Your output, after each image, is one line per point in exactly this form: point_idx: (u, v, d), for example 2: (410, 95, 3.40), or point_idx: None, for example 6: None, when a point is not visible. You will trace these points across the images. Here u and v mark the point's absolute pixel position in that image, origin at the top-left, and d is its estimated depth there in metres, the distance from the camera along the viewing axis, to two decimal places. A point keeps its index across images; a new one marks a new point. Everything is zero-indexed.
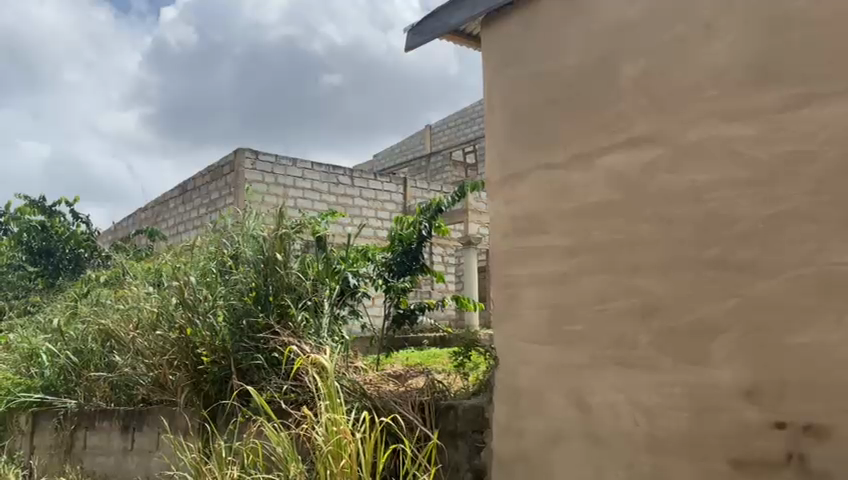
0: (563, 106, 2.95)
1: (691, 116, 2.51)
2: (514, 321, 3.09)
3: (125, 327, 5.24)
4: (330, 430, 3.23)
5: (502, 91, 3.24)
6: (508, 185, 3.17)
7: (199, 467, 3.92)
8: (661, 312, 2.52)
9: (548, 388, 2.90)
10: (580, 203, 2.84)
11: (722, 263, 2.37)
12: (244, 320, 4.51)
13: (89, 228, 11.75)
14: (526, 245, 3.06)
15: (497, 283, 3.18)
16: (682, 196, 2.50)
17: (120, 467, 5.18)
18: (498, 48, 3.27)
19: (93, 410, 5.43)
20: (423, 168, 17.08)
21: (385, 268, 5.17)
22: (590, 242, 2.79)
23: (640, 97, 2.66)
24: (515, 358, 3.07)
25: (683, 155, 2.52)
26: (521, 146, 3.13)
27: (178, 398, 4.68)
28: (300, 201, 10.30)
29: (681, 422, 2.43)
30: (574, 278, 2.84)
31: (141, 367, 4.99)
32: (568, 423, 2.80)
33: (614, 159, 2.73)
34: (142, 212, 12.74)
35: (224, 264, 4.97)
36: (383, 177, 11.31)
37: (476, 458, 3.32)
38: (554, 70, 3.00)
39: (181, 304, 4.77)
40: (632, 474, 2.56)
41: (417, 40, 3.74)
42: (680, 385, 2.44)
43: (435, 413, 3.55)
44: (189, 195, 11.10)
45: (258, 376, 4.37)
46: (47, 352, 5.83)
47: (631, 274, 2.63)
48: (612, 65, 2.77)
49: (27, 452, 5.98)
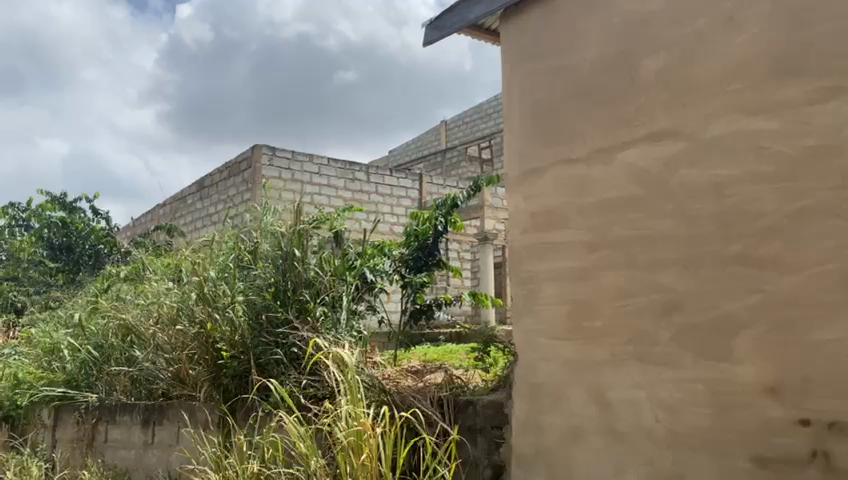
0: (583, 102, 2.93)
1: (712, 110, 2.48)
2: (534, 317, 3.09)
3: (145, 322, 5.29)
4: (351, 424, 3.24)
5: (521, 87, 3.23)
6: (526, 182, 3.18)
7: (220, 461, 3.98)
8: (682, 307, 2.50)
9: (568, 385, 2.89)
10: (600, 198, 2.83)
11: (745, 258, 2.35)
12: (265, 315, 4.54)
13: (108, 224, 11.87)
14: (545, 241, 3.06)
15: (517, 279, 3.19)
16: (704, 191, 2.48)
17: (141, 460, 5.23)
18: (515, 44, 3.27)
19: (114, 404, 5.49)
20: (439, 164, 17.11)
21: (401, 263, 5.17)
22: (610, 238, 2.78)
23: (662, 91, 2.64)
24: (535, 353, 3.07)
25: (705, 149, 2.49)
26: (540, 142, 3.12)
27: (198, 393, 4.72)
28: (317, 197, 10.33)
29: (703, 418, 2.41)
30: (595, 274, 2.82)
31: (162, 362, 5.04)
32: (588, 419, 2.80)
33: (635, 154, 2.71)
34: (160, 208, 12.86)
35: (241, 259, 4.98)
36: (398, 173, 11.32)
37: (496, 453, 3.32)
38: (572, 65, 2.99)
39: (201, 298, 4.81)
40: (652, 471, 2.55)
41: (435, 34, 3.76)
42: (702, 381, 2.43)
43: (454, 408, 3.54)
44: (207, 192, 11.18)
45: (276, 370, 4.38)
46: (69, 347, 5.91)
47: (652, 270, 2.61)
48: (631, 59, 2.75)
49: (50, 445, 6.05)
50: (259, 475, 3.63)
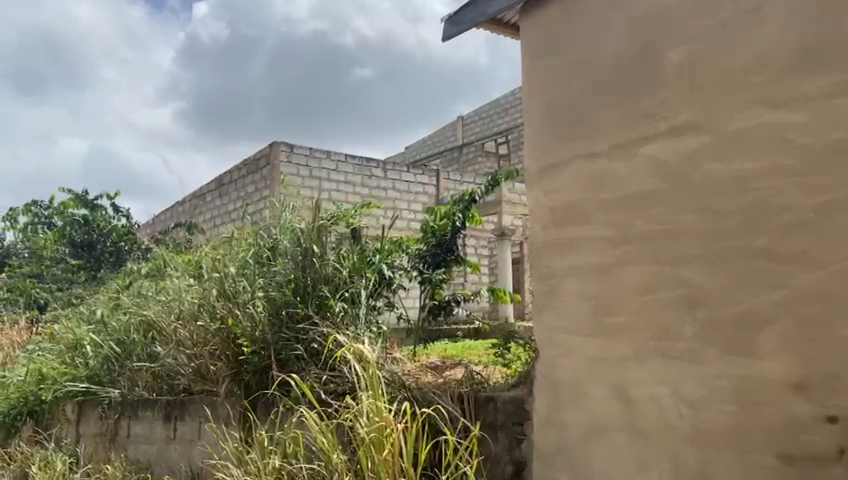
0: (604, 94, 2.90)
1: (735, 103, 2.44)
2: (555, 313, 3.08)
3: (167, 318, 5.33)
4: (373, 419, 3.26)
5: (541, 80, 3.21)
6: (547, 176, 3.16)
7: (241, 456, 4.03)
8: (705, 303, 2.48)
9: (589, 381, 2.88)
10: (622, 192, 2.81)
11: (769, 253, 2.32)
12: (284, 310, 4.58)
13: (129, 222, 12.00)
14: (565, 237, 3.04)
15: (538, 275, 3.18)
16: (727, 186, 2.45)
17: (162, 455, 5.28)
18: (535, 39, 3.26)
19: (136, 399, 5.54)
20: (456, 159, 17.24)
21: (419, 259, 5.19)
22: (632, 233, 2.76)
23: (684, 85, 2.61)
24: (555, 350, 3.06)
25: (728, 143, 2.46)
26: (561, 136, 3.10)
27: (220, 389, 4.76)
28: (335, 194, 10.35)
29: (726, 415, 2.38)
30: (618, 270, 2.80)
31: (183, 358, 5.07)
32: (610, 416, 2.78)
33: (657, 148, 2.69)
34: (180, 206, 12.96)
35: (261, 256, 5.03)
36: (415, 168, 11.31)
37: (517, 449, 3.31)
38: (593, 58, 2.97)
39: (222, 294, 4.84)
40: (675, 467, 2.53)
41: (454, 29, 3.76)
42: (725, 378, 2.40)
43: (475, 404, 3.53)
44: (226, 189, 11.25)
45: (297, 366, 4.41)
46: (92, 343, 5.99)
47: (675, 265, 2.59)
48: (653, 53, 2.72)
49: (73, 440, 6.14)
50: (280, 471, 3.66)
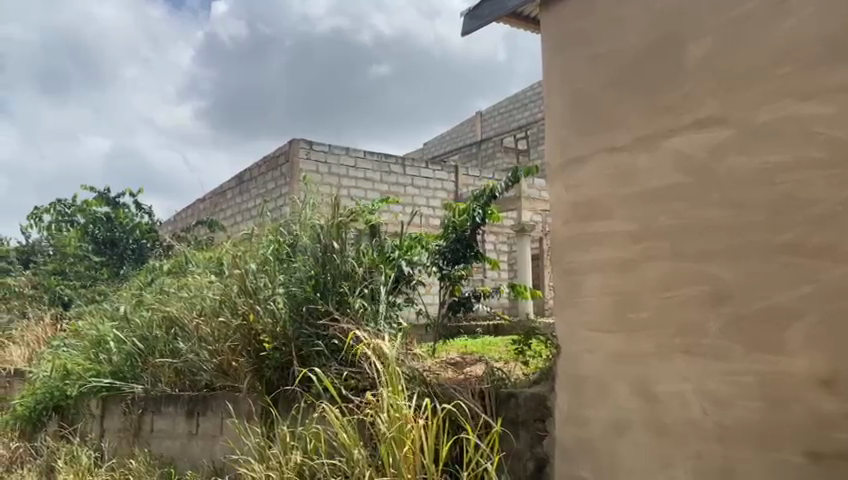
0: (626, 88, 2.87)
1: (761, 96, 2.40)
2: (577, 309, 3.05)
3: (189, 314, 5.39)
4: (393, 416, 3.26)
5: (562, 75, 3.19)
6: (567, 171, 3.13)
7: (264, 451, 4.07)
8: (730, 299, 2.44)
9: (612, 377, 2.85)
10: (645, 186, 2.77)
11: (797, 248, 2.28)
12: (305, 307, 4.57)
13: (151, 219, 12.13)
14: (588, 232, 3.02)
15: (560, 270, 3.16)
16: (753, 179, 2.40)
17: (186, 450, 5.33)
18: (556, 33, 3.22)
19: (159, 395, 5.60)
20: (474, 155, 17.25)
21: (439, 255, 5.20)
22: (655, 228, 2.72)
23: (707, 77, 2.56)
24: (577, 346, 3.04)
25: (753, 136, 2.42)
26: (582, 130, 3.07)
27: (241, 384, 4.79)
28: (354, 191, 10.38)
29: (752, 412, 2.35)
30: (641, 265, 2.77)
31: (205, 354, 5.12)
32: (633, 412, 2.75)
33: (681, 141, 2.65)
34: (200, 203, 13.10)
35: (281, 252, 5.06)
36: (434, 165, 11.30)
37: (539, 446, 3.30)
38: (614, 51, 2.93)
39: (243, 291, 4.88)
40: (699, 465, 2.49)
41: (473, 24, 3.75)
42: (751, 375, 2.36)
43: (496, 400, 3.52)
44: (246, 186, 11.33)
45: (317, 362, 4.41)
46: (115, 339, 6.09)
47: (699, 260, 2.55)
48: (675, 44, 2.68)
49: (98, 434, 6.22)
50: (302, 466, 3.70)
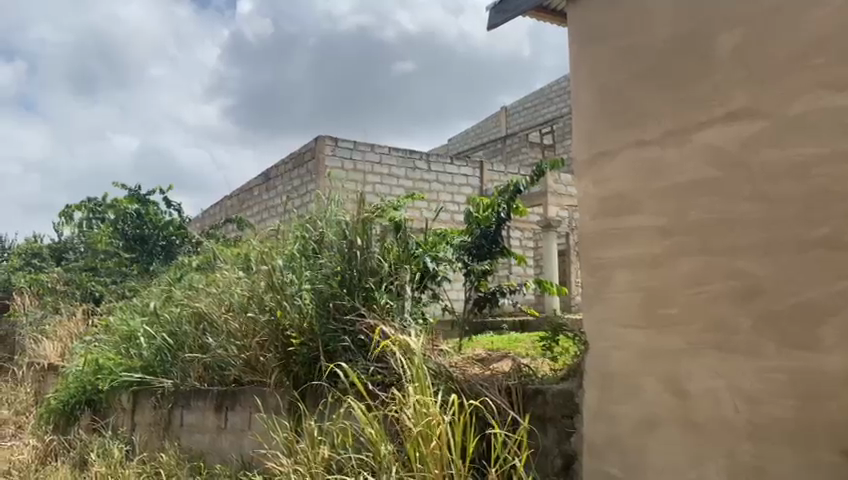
0: (656, 80, 2.82)
1: (794, 87, 2.36)
2: (605, 305, 3.01)
3: (218, 309, 5.44)
4: (420, 412, 3.25)
5: (589, 68, 3.14)
6: (595, 165, 3.09)
7: (291, 446, 4.10)
8: (762, 294, 2.40)
9: (641, 374, 2.82)
10: (675, 180, 2.73)
11: (832, 243, 2.23)
12: (331, 303, 4.59)
13: (181, 216, 12.28)
14: (617, 227, 2.98)
15: (587, 266, 3.12)
16: (787, 172, 2.36)
17: (215, 444, 5.39)
18: (584, 26, 3.17)
19: (188, 390, 5.67)
20: (499, 150, 17.20)
21: (465, 251, 5.20)
22: (686, 222, 2.68)
23: (738, 70, 2.52)
24: (606, 342, 3.00)
25: (786, 128, 2.37)
26: (611, 124, 3.03)
27: (269, 379, 4.83)
28: (379, 187, 10.39)
29: (786, 410, 2.31)
30: (671, 260, 2.73)
31: (233, 349, 5.17)
32: (663, 409, 2.72)
33: (712, 135, 2.60)
34: (227, 200, 13.23)
35: (307, 248, 5.08)
36: (459, 160, 11.27)
37: (567, 443, 3.28)
38: (643, 44, 2.89)
39: (271, 287, 4.91)
40: (732, 463, 2.45)
41: (499, 18, 3.73)
42: (785, 372, 2.32)
43: (523, 396, 3.50)
44: (272, 183, 11.41)
45: (344, 357, 4.44)
46: (146, 334, 6.20)
47: (731, 254, 2.50)
48: (706, 35, 2.63)
49: (129, 428, 6.31)
50: (330, 461, 3.74)
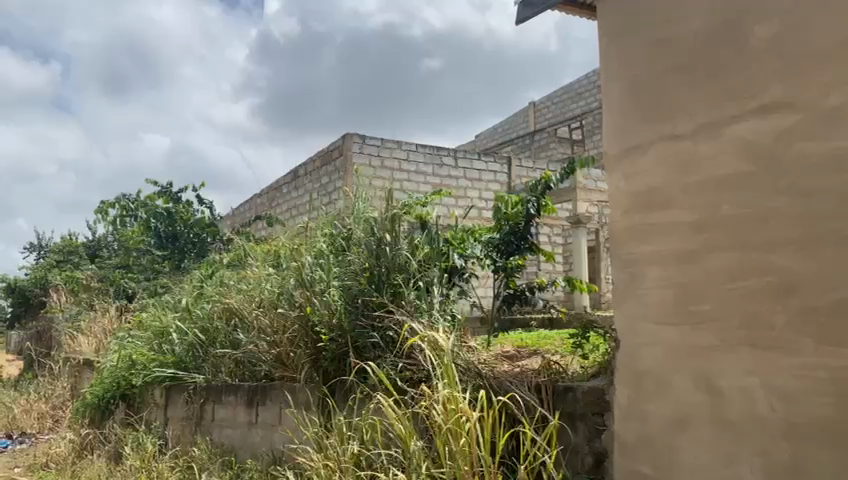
0: (689, 73, 2.77)
1: (832, 78, 2.29)
2: (636, 301, 2.99)
3: (249, 306, 5.54)
4: (449, 408, 3.25)
5: (619, 61, 3.12)
6: (625, 161, 3.07)
7: (321, 441, 4.14)
8: (798, 290, 2.35)
9: (673, 371, 2.78)
10: (708, 175, 2.69)
11: None
12: (360, 298, 4.60)
13: (212, 213, 12.42)
14: (648, 222, 2.95)
15: (618, 262, 3.09)
16: (824, 165, 2.30)
17: (246, 439, 5.45)
18: (616, 19, 3.14)
19: (220, 385, 5.73)
20: (528, 146, 17.11)
21: (493, 248, 5.19)
22: (718, 217, 2.64)
23: (774, 61, 2.46)
24: (638, 338, 2.97)
25: (823, 119, 2.31)
26: (642, 118, 2.99)
27: (299, 375, 4.89)
28: (407, 184, 10.40)
29: (822, 408, 2.26)
30: (703, 256, 2.69)
31: (264, 345, 5.23)
32: (696, 407, 2.68)
33: (746, 128, 2.55)
34: (257, 198, 13.37)
35: (336, 245, 5.12)
36: (488, 156, 11.22)
37: (598, 440, 3.25)
38: (675, 35, 2.84)
39: (301, 284, 4.95)
40: (767, 461, 2.41)
41: (527, 12, 3.69)
42: (822, 370, 2.27)
43: (554, 394, 3.47)
44: (300, 180, 11.48)
45: (373, 353, 4.46)
46: (178, 331, 6.33)
47: (766, 250, 2.46)
48: (740, 26, 2.57)
49: (162, 422, 6.41)
50: (360, 456, 3.75)
